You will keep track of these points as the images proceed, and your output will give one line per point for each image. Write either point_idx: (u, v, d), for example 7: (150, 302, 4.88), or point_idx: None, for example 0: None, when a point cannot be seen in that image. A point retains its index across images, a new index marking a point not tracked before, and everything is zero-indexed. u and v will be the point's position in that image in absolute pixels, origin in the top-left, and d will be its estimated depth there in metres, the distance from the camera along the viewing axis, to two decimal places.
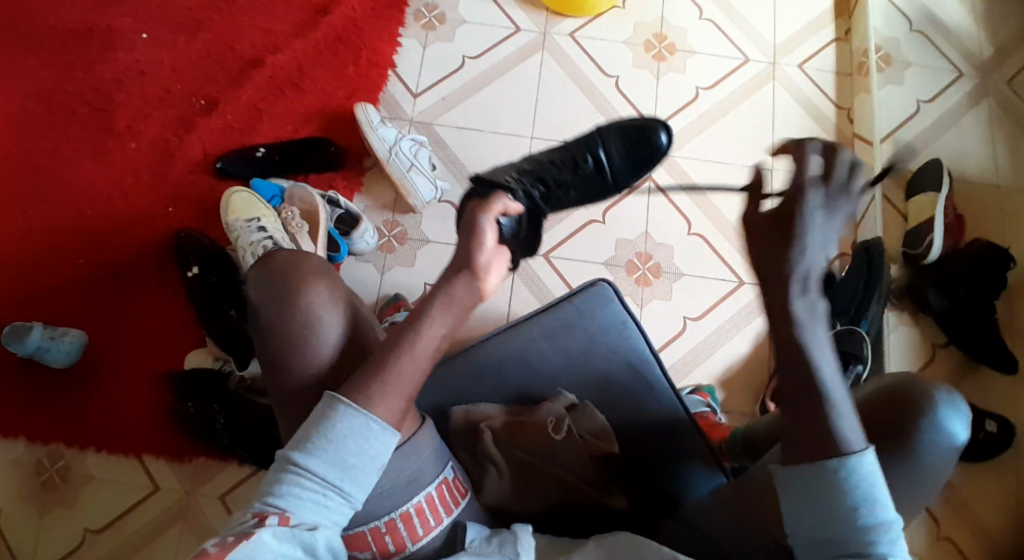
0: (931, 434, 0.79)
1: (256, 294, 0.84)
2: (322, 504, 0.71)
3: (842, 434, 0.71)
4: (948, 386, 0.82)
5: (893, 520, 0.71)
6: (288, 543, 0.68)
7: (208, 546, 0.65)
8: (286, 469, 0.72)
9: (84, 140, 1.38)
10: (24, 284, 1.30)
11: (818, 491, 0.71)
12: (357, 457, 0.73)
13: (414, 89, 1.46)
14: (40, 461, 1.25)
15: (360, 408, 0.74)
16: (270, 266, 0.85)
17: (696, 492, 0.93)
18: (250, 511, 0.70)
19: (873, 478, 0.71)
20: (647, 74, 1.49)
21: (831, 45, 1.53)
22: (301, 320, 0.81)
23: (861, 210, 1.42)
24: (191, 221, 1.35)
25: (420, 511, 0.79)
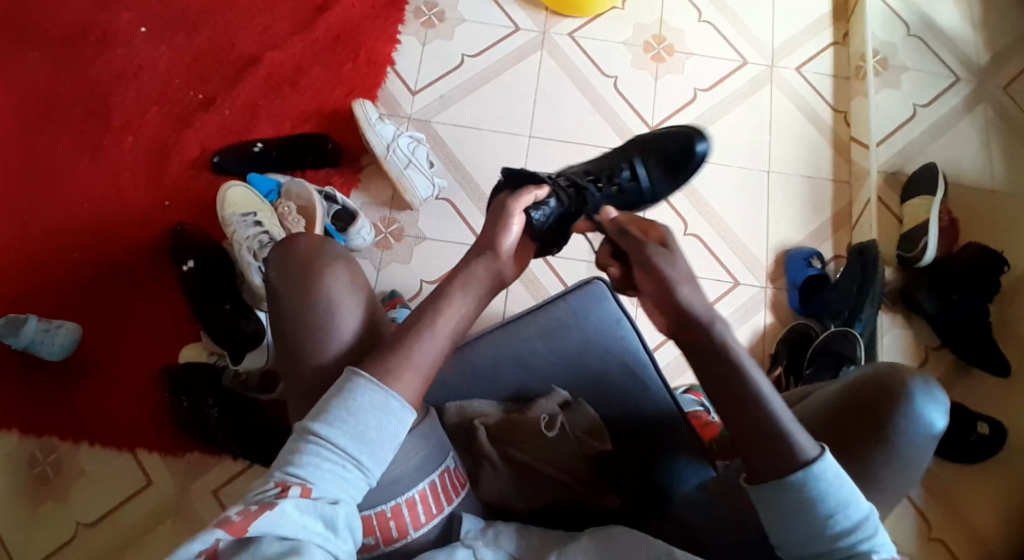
0: (908, 426, 0.80)
1: (274, 276, 0.83)
2: (341, 476, 0.71)
3: (795, 445, 0.73)
4: (924, 374, 0.83)
5: (869, 512, 0.73)
6: (309, 516, 0.67)
7: (231, 514, 0.64)
8: (307, 439, 0.72)
9: (82, 134, 1.39)
10: (19, 277, 1.30)
11: (789, 504, 0.73)
12: (377, 430, 0.73)
13: (413, 86, 1.46)
14: (34, 455, 1.25)
15: (379, 383, 0.75)
16: (290, 251, 0.84)
17: (686, 485, 0.93)
18: (270, 480, 0.70)
19: (840, 479, 0.73)
20: (645, 75, 1.50)
21: (829, 49, 1.54)
22: (322, 303, 0.81)
23: (856, 213, 1.42)
24: (188, 216, 1.36)
25: (423, 498, 0.79)
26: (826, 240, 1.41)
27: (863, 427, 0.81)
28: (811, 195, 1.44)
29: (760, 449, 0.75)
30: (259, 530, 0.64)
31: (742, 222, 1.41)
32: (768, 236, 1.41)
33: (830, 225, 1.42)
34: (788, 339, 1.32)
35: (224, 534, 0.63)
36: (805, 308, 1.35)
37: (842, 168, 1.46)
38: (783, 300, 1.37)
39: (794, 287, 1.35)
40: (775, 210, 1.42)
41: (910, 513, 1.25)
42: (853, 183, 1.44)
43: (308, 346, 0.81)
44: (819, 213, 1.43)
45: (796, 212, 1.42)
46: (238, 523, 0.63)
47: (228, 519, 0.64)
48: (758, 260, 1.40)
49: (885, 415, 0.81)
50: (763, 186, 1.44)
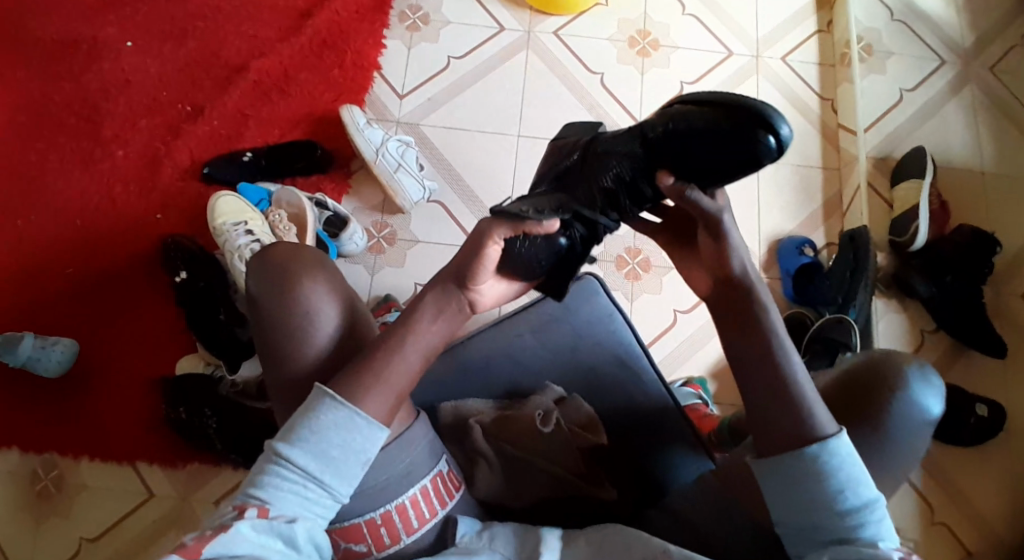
0: (903, 407, 0.81)
1: (254, 283, 0.84)
2: (303, 496, 0.71)
3: (815, 420, 0.74)
4: (918, 360, 0.85)
5: (873, 498, 0.73)
6: (266, 535, 0.68)
7: (188, 538, 0.65)
8: (270, 461, 0.72)
9: (71, 150, 1.39)
10: (12, 295, 1.30)
11: (799, 477, 0.73)
12: (340, 450, 0.73)
13: (401, 90, 1.47)
14: (34, 472, 1.25)
15: (344, 402, 0.74)
16: (270, 259, 0.84)
17: (678, 481, 0.93)
18: (232, 502, 0.71)
19: (852, 459, 0.73)
20: (632, 70, 1.50)
21: (814, 37, 1.54)
22: (295, 308, 0.81)
23: (847, 199, 1.42)
24: (180, 228, 1.36)
25: (415, 503, 0.79)
26: (817, 228, 1.41)
27: (856, 408, 0.82)
28: (801, 183, 1.44)
29: (768, 425, 0.75)
30: (214, 552, 0.64)
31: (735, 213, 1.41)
32: (760, 226, 1.41)
33: (822, 213, 1.42)
34: None
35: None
36: (798, 296, 1.35)
37: (831, 155, 1.46)
38: (777, 290, 1.37)
39: (787, 276, 1.36)
40: (766, 199, 1.42)
41: (912, 496, 1.26)
42: (842, 169, 1.45)
43: (284, 350, 0.81)
44: (810, 201, 1.43)
45: (787, 201, 1.43)
46: (191, 547, 0.63)
47: (183, 544, 0.63)
48: (751, 250, 1.40)
49: (876, 399, 0.82)
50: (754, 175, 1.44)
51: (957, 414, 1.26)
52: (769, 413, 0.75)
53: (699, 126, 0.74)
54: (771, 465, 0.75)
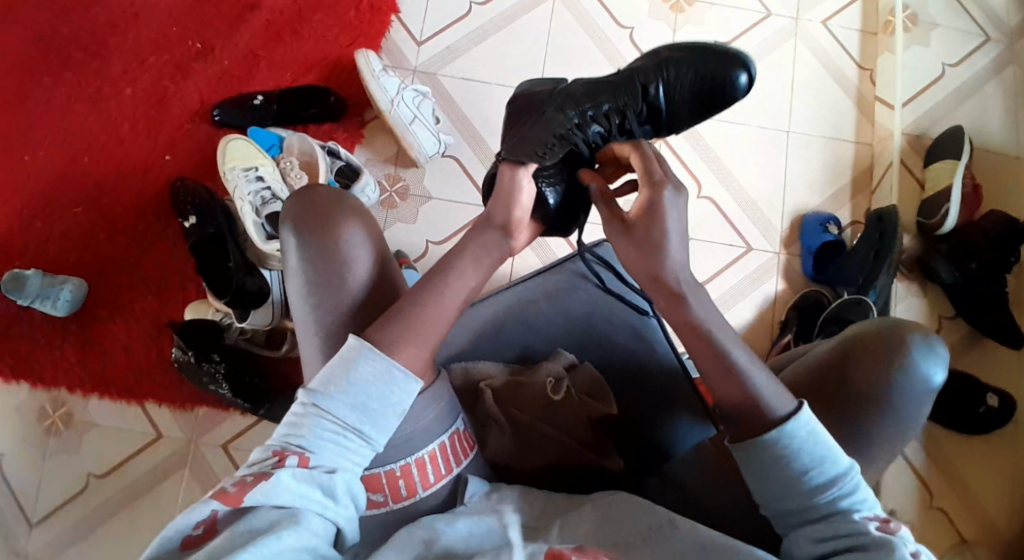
0: (903, 379, 0.79)
1: (287, 224, 0.82)
2: (342, 445, 0.72)
3: (771, 402, 0.72)
4: (926, 328, 0.82)
5: (846, 467, 0.72)
6: (307, 485, 0.69)
7: (227, 485, 0.67)
8: (309, 410, 0.72)
9: (81, 85, 1.35)
10: (24, 231, 1.30)
11: (766, 462, 0.72)
12: (379, 402, 0.74)
13: (419, 37, 1.42)
14: (43, 408, 1.25)
15: (384, 355, 0.74)
16: (308, 201, 0.82)
17: (682, 445, 0.91)
18: (270, 448, 0.71)
19: (816, 436, 0.72)
20: (663, 26, 1.44)
21: (856, 1, 1.47)
22: (329, 259, 0.80)
23: (878, 176, 1.38)
24: (191, 170, 1.33)
25: (433, 458, 0.79)
26: (844, 205, 1.37)
27: (854, 380, 0.81)
28: (830, 157, 1.39)
29: (742, 415, 0.73)
30: (254, 501, 0.66)
31: (759, 184, 1.38)
32: (785, 199, 1.37)
33: (849, 189, 1.38)
34: (799, 304, 1.29)
35: (219, 505, 0.66)
36: (817, 275, 1.32)
37: (865, 130, 1.41)
38: (797, 267, 1.34)
39: (808, 253, 1.32)
40: (792, 172, 1.38)
41: (915, 484, 1.24)
42: (875, 145, 1.40)
43: (312, 299, 0.80)
44: (838, 177, 1.39)
45: (815, 176, 1.38)
46: (233, 495, 0.66)
47: (223, 490, 0.66)
48: (773, 225, 1.36)
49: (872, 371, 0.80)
50: (782, 145, 1.39)
51: (968, 404, 1.24)
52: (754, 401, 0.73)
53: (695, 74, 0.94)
54: (739, 452, 0.73)
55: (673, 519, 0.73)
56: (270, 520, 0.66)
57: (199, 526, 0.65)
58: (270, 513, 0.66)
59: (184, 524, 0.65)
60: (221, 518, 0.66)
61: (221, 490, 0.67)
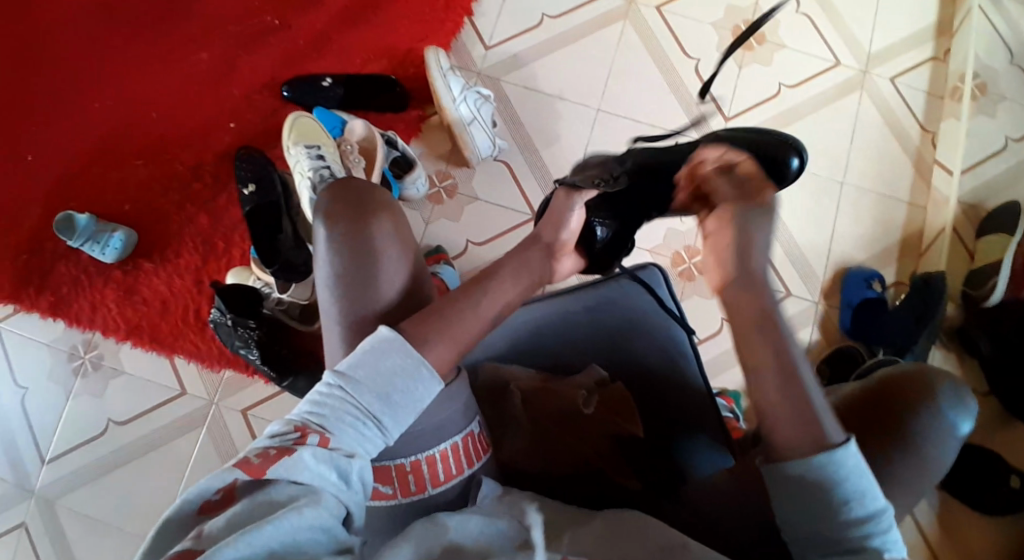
0: (930, 423, 0.80)
1: (327, 214, 0.85)
2: (361, 432, 0.72)
3: (822, 428, 0.72)
4: (956, 379, 0.83)
5: (883, 508, 0.71)
6: (325, 466, 0.69)
7: (251, 455, 0.68)
8: (332, 392, 0.73)
9: (156, 41, 1.38)
10: (83, 176, 1.33)
11: (807, 486, 0.71)
12: (402, 395, 0.74)
13: (488, 41, 1.43)
14: (75, 348, 1.28)
15: (415, 351, 0.76)
16: (347, 190, 0.87)
17: (700, 472, 0.91)
18: (289, 420, 0.71)
19: (861, 469, 0.71)
20: (730, 61, 1.44)
21: (927, 63, 1.46)
22: (365, 251, 0.83)
23: (928, 240, 1.37)
24: (250, 139, 1.36)
25: (444, 457, 0.80)
26: (890, 263, 1.37)
27: (886, 425, 0.81)
28: (880, 215, 1.39)
29: (777, 437, 0.74)
30: (276, 474, 0.67)
31: (806, 231, 1.37)
32: (830, 249, 1.37)
33: (897, 249, 1.38)
34: (831, 358, 1.29)
35: (242, 474, 0.66)
36: (854, 330, 1.31)
37: (920, 192, 1.40)
38: (835, 319, 1.34)
39: (848, 307, 1.32)
40: (841, 223, 1.38)
41: (924, 553, 1.23)
42: (929, 208, 1.39)
43: (344, 286, 0.82)
44: (886, 235, 1.38)
45: (862, 230, 1.38)
46: (257, 466, 0.67)
47: (247, 461, 0.67)
48: (815, 273, 1.36)
49: (905, 416, 0.81)
50: (834, 195, 1.39)
51: (988, 481, 1.23)
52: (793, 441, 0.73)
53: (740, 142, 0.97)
54: (776, 475, 0.73)
55: (687, 543, 0.73)
56: (289, 496, 0.67)
57: (219, 491, 0.66)
58: (288, 489, 0.67)
59: (205, 488, 0.66)
60: (241, 486, 0.67)
61: (246, 460, 0.68)
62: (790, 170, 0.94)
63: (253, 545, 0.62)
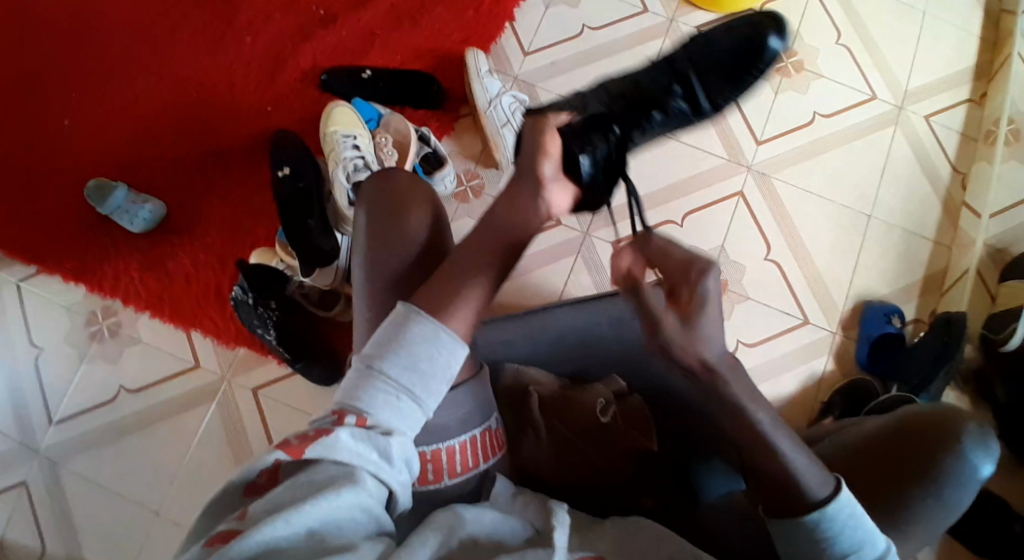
0: (955, 461, 0.80)
1: (364, 203, 0.87)
2: (396, 406, 0.72)
3: (809, 485, 0.72)
4: (982, 423, 0.84)
5: (885, 547, 0.73)
6: (363, 445, 0.69)
7: (291, 438, 0.69)
8: (364, 372, 0.73)
9: (203, 20, 1.40)
10: (117, 145, 1.35)
11: (806, 542, 0.72)
12: (429, 363, 0.74)
13: (527, 47, 1.44)
14: (94, 313, 1.29)
15: (433, 320, 0.75)
16: (383, 181, 0.87)
17: (710, 493, 0.89)
18: (329, 408, 0.72)
19: (855, 520, 0.72)
20: (767, 86, 1.45)
21: (963, 105, 1.46)
22: (396, 237, 0.84)
23: (950, 280, 1.36)
24: (286, 123, 1.37)
25: (462, 449, 0.79)
26: (911, 300, 1.37)
27: (907, 462, 0.82)
28: (905, 252, 1.39)
29: (771, 488, 0.73)
30: (316, 454, 0.67)
31: (829, 262, 1.37)
32: (852, 282, 1.37)
33: (919, 287, 1.37)
34: (844, 389, 1.27)
35: (283, 455, 0.67)
36: (870, 365, 1.31)
37: (946, 232, 1.40)
38: (850, 350, 1.34)
39: (866, 340, 1.31)
40: (865, 257, 1.38)
41: None
42: (954, 249, 1.39)
43: (373, 270, 0.84)
44: (910, 272, 1.38)
45: (886, 265, 1.38)
46: (296, 447, 0.67)
47: (287, 442, 0.68)
48: (835, 304, 1.36)
49: (928, 454, 0.81)
50: (860, 229, 1.39)
51: (993, 526, 1.22)
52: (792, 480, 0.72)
53: (720, 45, 1.03)
54: (777, 529, 0.73)
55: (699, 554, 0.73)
56: (329, 476, 0.67)
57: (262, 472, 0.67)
58: (330, 469, 0.68)
59: (248, 469, 0.67)
60: (283, 467, 0.68)
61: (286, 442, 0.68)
62: (772, 50, 1.03)
63: (293, 526, 0.64)
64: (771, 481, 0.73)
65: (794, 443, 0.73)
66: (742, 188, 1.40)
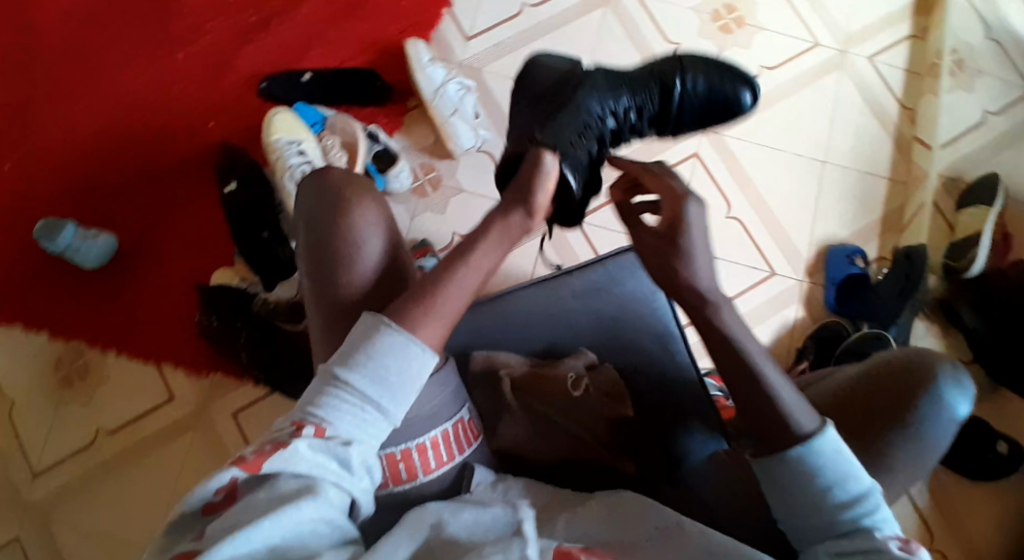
0: (928, 407, 0.79)
1: (303, 204, 0.84)
2: (360, 417, 0.71)
3: (797, 418, 0.74)
4: (952, 361, 0.82)
5: (870, 486, 0.73)
6: (322, 455, 0.69)
7: (247, 453, 0.67)
8: (328, 382, 0.72)
9: (136, 43, 1.37)
10: (61, 180, 1.32)
11: (790, 477, 0.73)
12: (397, 375, 0.73)
13: (469, 32, 1.43)
14: (60, 355, 1.27)
15: (403, 330, 0.74)
16: (328, 182, 0.83)
17: (698, 458, 0.89)
18: (290, 419, 0.71)
19: (839, 453, 0.73)
20: (710, 45, 1.45)
21: (906, 41, 1.47)
22: (341, 234, 0.80)
23: (909, 214, 1.38)
24: (233, 137, 1.35)
25: (435, 444, 0.79)
26: (872, 239, 1.38)
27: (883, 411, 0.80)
28: (863, 191, 1.40)
29: (760, 427, 0.75)
30: (273, 468, 0.66)
31: (789, 212, 1.38)
32: (814, 228, 1.38)
33: (880, 225, 1.39)
34: (818, 333, 1.30)
35: (239, 472, 0.66)
36: (840, 305, 1.32)
37: (901, 167, 1.41)
38: (818, 295, 1.35)
39: (832, 284, 1.33)
40: (825, 201, 1.39)
41: (917, 523, 1.24)
42: (910, 184, 1.40)
43: (323, 284, 0.80)
44: (868, 212, 1.39)
45: (846, 207, 1.39)
46: (252, 462, 0.66)
47: (243, 458, 0.66)
48: (800, 253, 1.37)
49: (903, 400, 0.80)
50: (817, 175, 1.40)
51: (977, 449, 1.24)
52: (764, 421, 0.75)
53: None
54: (758, 467, 0.75)
55: (682, 521, 0.74)
56: (290, 490, 0.67)
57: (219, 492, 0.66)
58: (289, 481, 0.67)
59: (205, 491, 0.65)
60: (242, 483, 0.67)
61: (241, 458, 0.67)
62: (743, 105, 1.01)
63: (252, 543, 0.63)
64: (767, 425, 0.75)
65: (786, 382, 0.76)
66: (697, 148, 1.40)
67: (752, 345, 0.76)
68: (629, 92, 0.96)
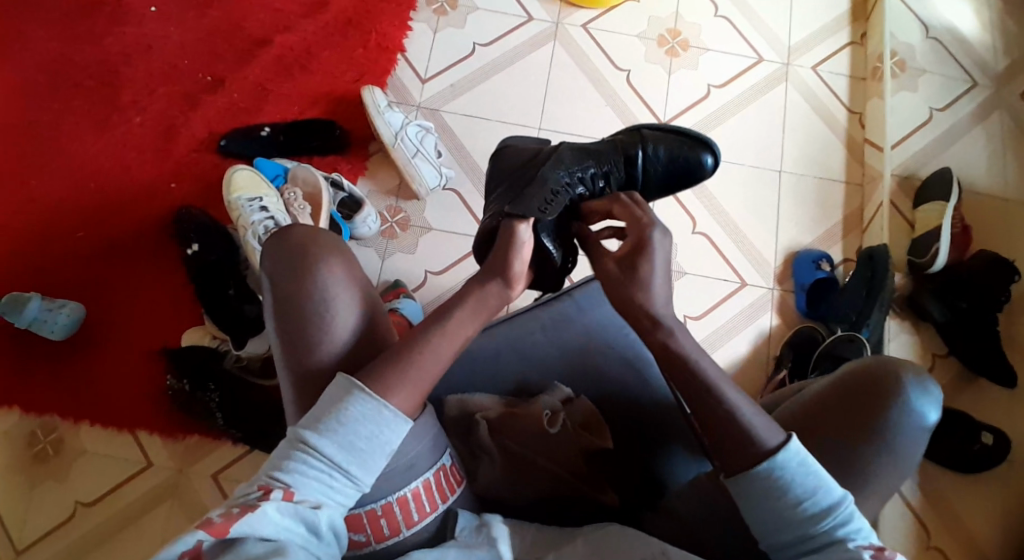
0: (900, 416, 0.80)
1: (267, 266, 0.82)
2: (327, 484, 0.71)
3: (761, 431, 0.74)
4: (917, 368, 0.83)
5: (841, 496, 0.72)
6: (290, 519, 0.67)
7: (214, 516, 0.65)
8: (295, 446, 0.71)
9: (89, 112, 1.38)
10: (22, 255, 1.31)
11: (760, 496, 0.73)
12: (367, 441, 0.72)
13: (423, 74, 1.45)
14: (34, 433, 1.25)
15: (375, 395, 0.73)
16: (286, 244, 0.81)
17: (677, 480, 0.92)
18: (255, 482, 0.70)
19: (806, 465, 0.72)
20: (659, 69, 1.48)
21: (846, 48, 1.51)
22: (308, 300, 0.79)
23: (868, 216, 1.40)
24: (193, 198, 1.35)
25: (416, 496, 0.78)
26: (835, 243, 1.40)
27: (854, 420, 0.80)
28: (821, 197, 1.42)
29: (724, 444, 0.75)
30: (241, 531, 0.64)
31: (752, 224, 1.40)
32: (778, 237, 1.40)
33: (841, 228, 1.41)
34: (793, 341, 1.30)
35: (206, 535, 0.63)
36: (809, 311, 1.34)
37: (855, 170, 1.44)
38: (790, 303, 1.36)
39: (802, 289, 1.35)
40: (785, 209, 1.41)
41: (910, 520, 1.24)
42: (865, 185, 1.43)
43: (298, 357, 0.79)
44: (829, 216, 1.41)
45: (807, 212, 1.41)
46: (220, 524, 0.63)
47: (210, 521, 0.64)
48: (767, 261, 1.38)
49: (873, 410, 0.80)
50: (774, 185, 1.42)
51: (962, 440, 1.25)
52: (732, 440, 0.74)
53: None
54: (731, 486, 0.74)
55: (667, 552, 0.74)
56: (258, 553, 0.64)
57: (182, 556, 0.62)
58: (257, 545, 0.64)
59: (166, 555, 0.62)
60: (205, 551, 0.63)
61: (208, 523, 0.64)
62: (704, 168, 1.00)
63: None
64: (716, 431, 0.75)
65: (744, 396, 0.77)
66: None
67: (711, 367, 0.78)
68: (595, 160, 0.95)
